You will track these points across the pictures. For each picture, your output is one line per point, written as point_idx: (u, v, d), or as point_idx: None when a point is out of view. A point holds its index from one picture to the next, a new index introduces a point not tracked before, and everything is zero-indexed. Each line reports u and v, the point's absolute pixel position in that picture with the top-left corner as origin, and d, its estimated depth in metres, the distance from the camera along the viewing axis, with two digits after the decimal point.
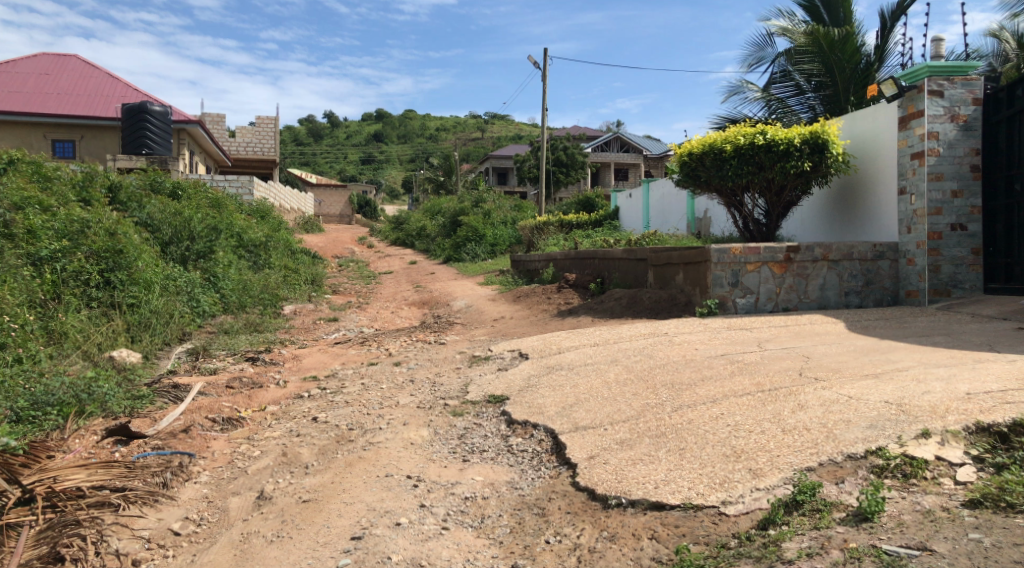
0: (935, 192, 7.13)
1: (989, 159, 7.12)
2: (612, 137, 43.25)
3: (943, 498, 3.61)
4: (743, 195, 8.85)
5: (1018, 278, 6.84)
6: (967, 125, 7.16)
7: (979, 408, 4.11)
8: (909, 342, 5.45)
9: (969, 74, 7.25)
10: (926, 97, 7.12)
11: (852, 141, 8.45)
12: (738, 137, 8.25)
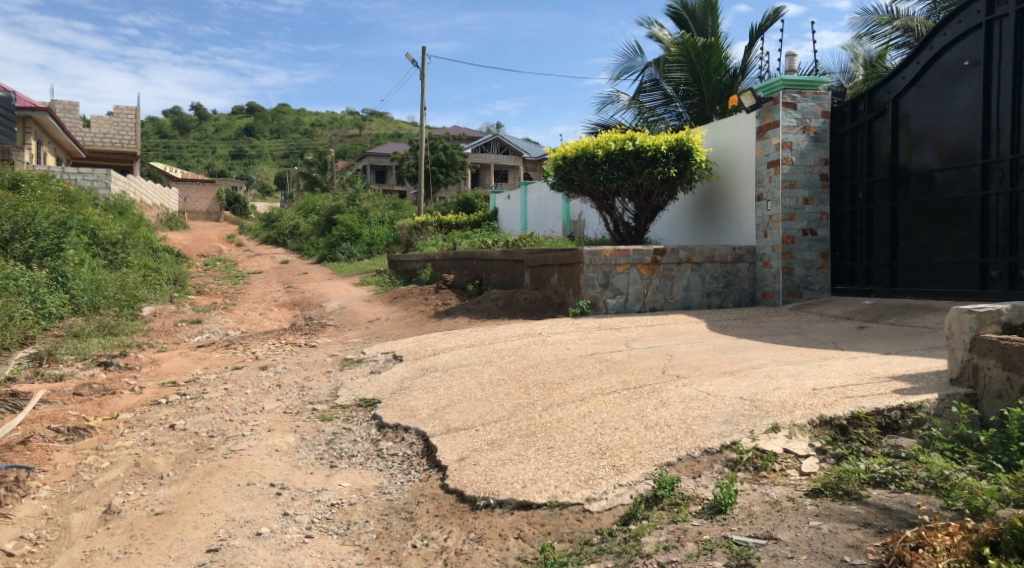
0: (789, 199, 7.55)
1: (835, 169, 7.65)
2: (493, 139, 43.73)
3: (789, 488, 3.82)
4: (613, 199, 9.07)
5: (860, 280, 7.39)
6: (817, 136, 7.63)
7: (823, 403, 4.36)
8: (764, 341, 5.75)
9: (818, 89, 7.72)
10: (781, 108, 7.50)
11: (714, 150, 8.84)
12: (609, 143, 8.47)
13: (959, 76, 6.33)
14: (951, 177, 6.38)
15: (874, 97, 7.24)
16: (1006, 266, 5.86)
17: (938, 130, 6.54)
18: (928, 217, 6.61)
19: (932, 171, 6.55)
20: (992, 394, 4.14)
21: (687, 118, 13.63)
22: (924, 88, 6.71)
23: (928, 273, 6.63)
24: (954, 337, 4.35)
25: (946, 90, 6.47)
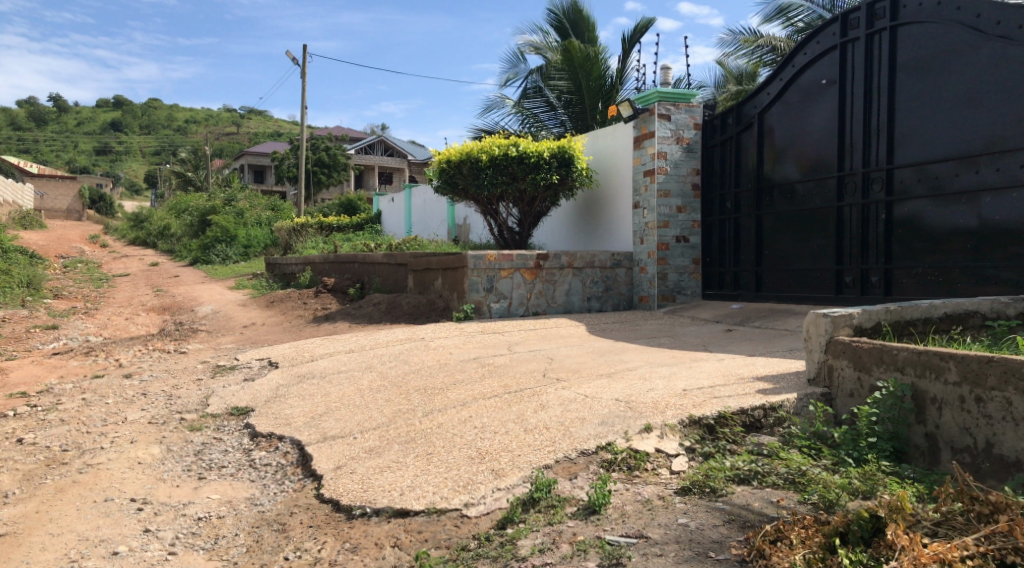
0: (663, 207, 7.84)
1: (706, 179, 8.01)
2: (376, 140, 43.28)
3: (660, 487, 3.94)
4: (497, 204, 9.14)
5: (728, 285, 7.76)
6: (689, 147, 7.96)
7: (693, 403, 4.53)
8: (639, 344, 5.92)
9: (692, 101, 8.04)
10: (655, 119, 7.80)
11: (595, 158, 9.08)
12: (493, 148, 8.54)
13: (817, 94, 6.74)
14: (810, 189, 6.78)
15: (742, 111, 7.62)
16: (858, 273, 6.24)
17: (798, 145, 6.94)
18: (789, 226, 7.01)
19: (794, 182, 6.95)
20: (845, 393, 4.42)
21: (569, 124, 14.08)
22: (786, 104, 7.11)
23: (789, 279, 7.02)
24: (812, 339, 4.61)
25: (805, 106, 6.87)
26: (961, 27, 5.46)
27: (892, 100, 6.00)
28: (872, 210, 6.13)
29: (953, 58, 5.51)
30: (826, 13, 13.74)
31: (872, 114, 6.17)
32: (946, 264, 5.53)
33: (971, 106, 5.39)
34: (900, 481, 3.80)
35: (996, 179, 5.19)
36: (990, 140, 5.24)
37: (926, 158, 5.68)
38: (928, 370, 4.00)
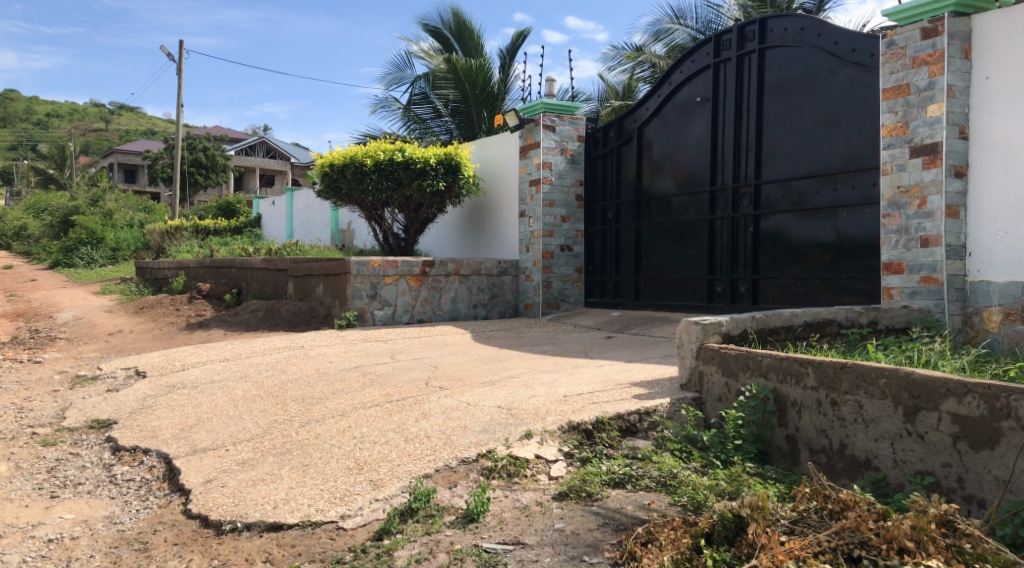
0: (548, 216, 7.98)
1: (588, 190, 8.22)
2: (258, 142, 42.01)
3: (538, 493, 3.98)
4: (382, 209, 8.99)
5: (610, 293, 7.98)
6: (573, 158, 8.14)
7: (573, 409, 4.61)
8: (523, 351, 5.99)
9: (574, 114, 8.22)
10: (541, 130, 7.91)
11: (481, 166, 9.17)
12: (378, 153, 8.45)
13: (691, 110, 7.03)
14: (685, 202, 7.06)
15: (623, 125, 7.87)
16: (729, 283, 6.54)
17: (674, 159, 7.22)
18: (666, 237, 7.27)
19: (670, 196, 7.23)
20: (714, 397, 4.63)
21: (455, 132, 15.49)
22: (662, 120, 7.38)
23: (665, 288, 7.28)
24: (684, 346, 4.78)
25: (680, 123, 7.16)
26: (821, 52, 5.82)
27: (759, 119, 6.33)
28: (741, 223, 6.44)
29: (814, 82, 5.86)
30: (700, 36, 14.45)
31: (741, 132, 6.49)
32: (807, 275, 5.87)
33: (830, 127, 5.75)
34: (763, 482, 3.99)
35: (852, 197, 5.54)
36: (846, 159, 5.60)
37: (790, 175, 6.02)
38: (789, 376, 4.25)
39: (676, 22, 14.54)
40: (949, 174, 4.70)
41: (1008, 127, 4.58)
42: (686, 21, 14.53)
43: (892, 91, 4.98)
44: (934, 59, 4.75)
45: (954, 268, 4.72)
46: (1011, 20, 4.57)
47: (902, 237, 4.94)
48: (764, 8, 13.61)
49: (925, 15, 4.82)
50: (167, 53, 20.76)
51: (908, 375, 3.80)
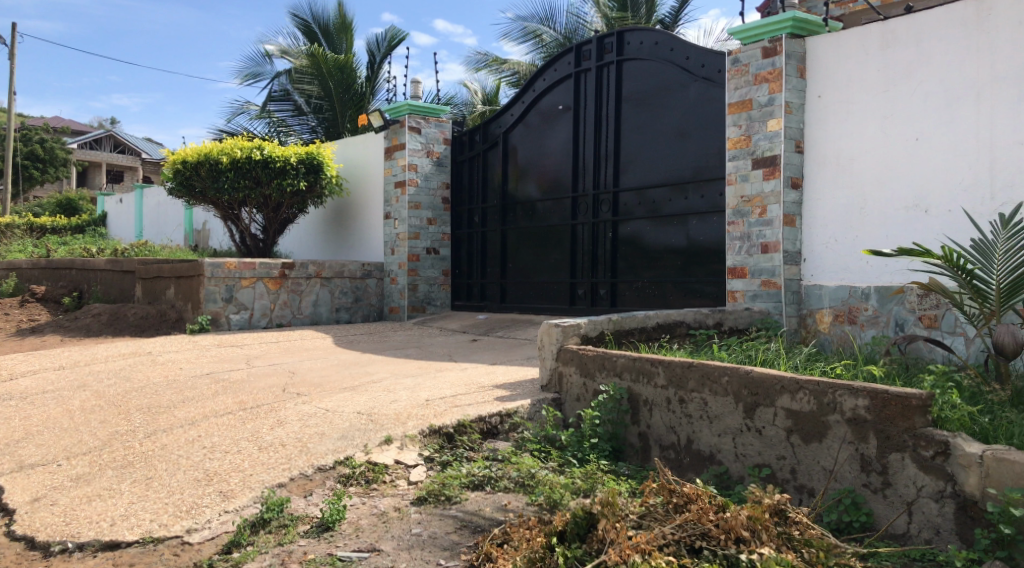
0: (413, 219, 7.95)
1: (455, 194, 8.28)
2: (106, 135, 39.33)
3: (397, 498, 3.94)
4: (239, 209, 8.67)
5: (476, 296, 8.06)
6: (439, 161, 8.17)
7: (434, 413, 4.59)
8: (386, 355, 5.94)
9: (440, 116, 8.24)
10: (405, 131, 7.89)
11: (344, 166, 9.09)
12: (235, 150, 8.15)
13: (553, 118, 7.19)
14: (548, 208, 7.23)
15: (488, 130, 7.95)
16: (589, 286, 6.74)
17: (537, 165, 7.37)
18: (530, 241, 7.43)
19: (534, 201, 7.37)
20: (573, 397, 4.76)
21: (318, 130, 15.70)
22: (526, 127, 7.51)
23: (529, 291, 7.43)
24: (546, 348, 4.88)
25: (544, 129, 7.31)
26: (673, 66, 6.08)
27: (618, 129, 6.56)
28: (601, 228, 6.65)
29: (667, 94, 6.14)
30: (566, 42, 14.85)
31: (600, 141, 6.69)
32: (661, 279, 6.12)
33: (682, 138, 6.03)
34: (616, 478, 4.13)
35: (701, 205, 5.84)
36: (696, 169, 5.89)
37: (645, 184, 6.26)
38: (641, 375, 4.45)
39: (544, 23, 14.83)
40: (786, 186, 5.04)
41: (837, 143, 4.97)
42: (554, 24, 14.88)
43: (737, 106, 5.28)
44: (774, 77, 5.08)
45: (791, 272, 5.07)
46: (840, 45, 4.96)
47: (745, 243, 5.24)
48: (625, 19, 14.22)
49: (765, 35, 5.15)
50: (1, 36, 18.97)
51: (747, 373, 4.04)
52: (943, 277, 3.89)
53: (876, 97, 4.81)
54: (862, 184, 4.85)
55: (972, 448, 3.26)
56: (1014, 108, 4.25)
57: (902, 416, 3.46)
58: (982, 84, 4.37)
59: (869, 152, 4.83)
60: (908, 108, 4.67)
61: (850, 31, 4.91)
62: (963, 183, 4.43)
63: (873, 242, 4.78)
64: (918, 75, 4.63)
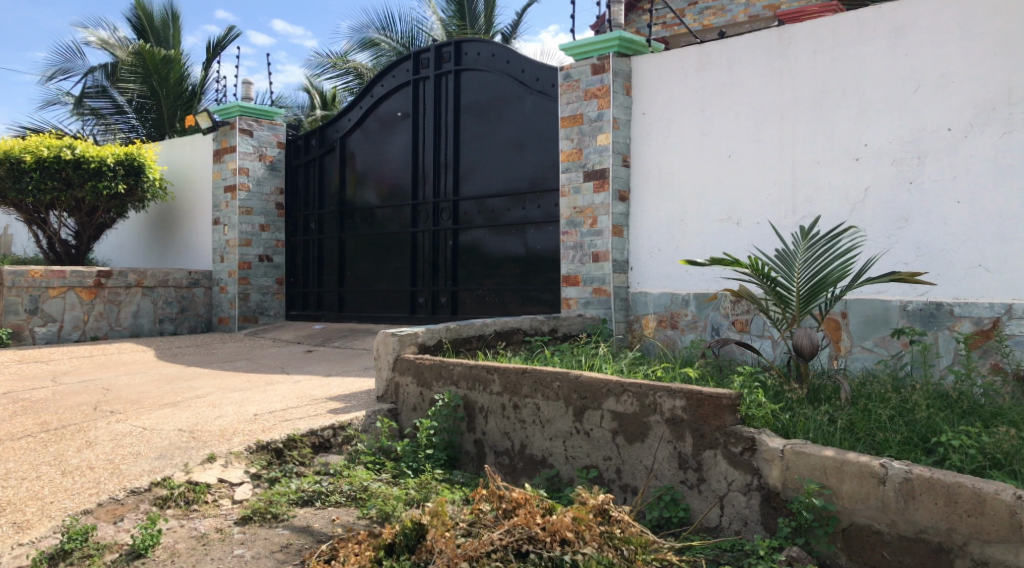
0: (245, 225, 7.79)
1: (289, 199, 8.14)
2: None
3: (219, 519, 3.74)
4: (47, 213, 8.06)
5: (312, 305, 7.91)
6: (272, 165, 8.05)
7: (262, 428, 4.42)
8: (213, 370, 5.69)
9: (274, 119, 8.15)
10: (236, 134, 7.74)
11: (169, 168, 8.74)
12: (40, 149, 7.55)
13: (392, 124, 7.15)
14: (387, 215, 7.17)
15: (325, 134, 7.83)
16: (430, 294, 6.74)
17: (376, 171, 7.30)
18: (369, 248, 7.33)
19: (372, 208, 7.30)
20: (409, 407, 4.73)
21: (141, 128, 15.06)
22: (364, 132, 7.43)
23: (368, 300, 7.33)
24: (382, 357, 4.84)
25: (382, 135, 7.25)
26: (509, 78, 6.20)
27: (457, 138, 6.60)
28: (441, 237, 6.68)
29: (506, 106, 6.24)
30: (404, 50, 14.81)
31: (440, 148, 6.72)
32: (500, 287, 6.24)
33: (518, 150, 6.15)
34: (450, 487, 4.14)
35: (537, 215, 5.98)
36: (533, 180, 6.02)
37: (484, 193, 6.35)
38: (477, 383, 4.50)
39: (381, 33, 14.69)
40: (614, 198, 5.27)
41: (659, 159, 5.25)
42: (391, 34, 14.76)
43: (569, 120, 5.46)
44: (602, 93, 5.30)
45: (619, 280, 5.30)
46: (662, 65, 5.24)
47: (578, 252, 5.42)
48: (465, 31, 14.56)
49: (594, 52, 5.37)
50: None
51: (577, 377, 4.16)
52: (752, 284, 4.16)
53: (694, 116, 5.12)
54: (682, 198, 5.15)
55: (774, 443, 3.50)
56: (812, 131, 4.66)
57: (715, 415, 3.68)
58: (784, 106, 4.77)
59: (688, 168, 5.13)
60: (720, 127, 5.01)
61: (670, 53, 5.20)
62: (769, 199, 4.80)
63: (691, 251, 5.09)
64: (730, 96, 4.98)
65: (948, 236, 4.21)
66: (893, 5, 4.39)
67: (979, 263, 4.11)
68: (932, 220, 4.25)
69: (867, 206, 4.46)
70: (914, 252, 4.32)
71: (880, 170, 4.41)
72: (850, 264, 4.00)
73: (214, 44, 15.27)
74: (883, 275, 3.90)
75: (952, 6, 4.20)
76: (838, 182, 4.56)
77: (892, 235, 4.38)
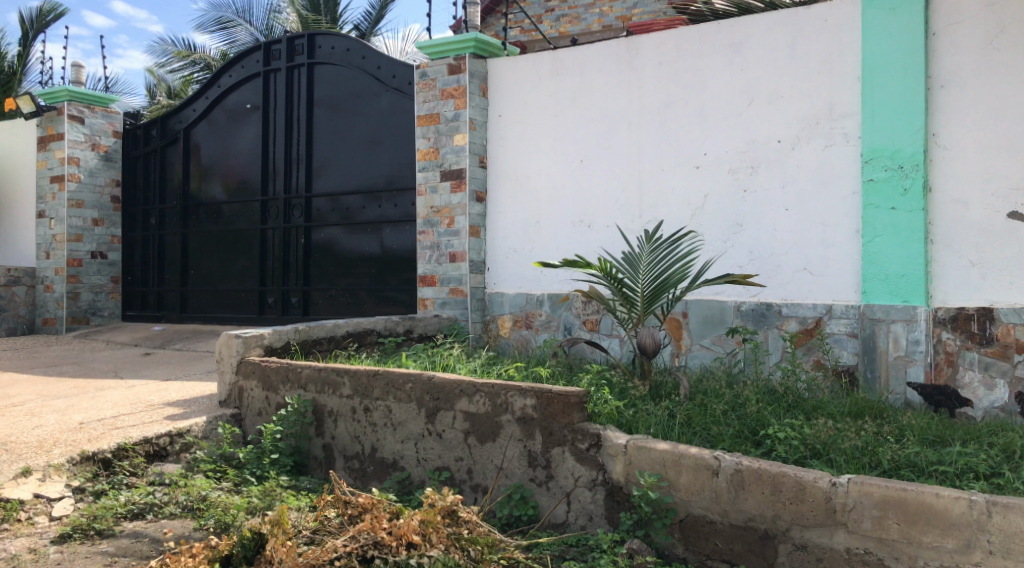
0: (75, 218, 7.32)
1: (127, 193, 7.71)
2: None
3: (32, 538, 3.41)
4: None
5: (151, 305, 7.50)
6: (107, 155, 7.62)
7: (87, 438, 4.10)
8: (32, 377, 5.26)
9: (109, 107, 7.70)
10: (66, 120, 7.28)
11: None
12: None
13: (241, 116, 6.86)
14: (234, 210, 6.88)
15: (167, 124, 7.42)
16: (279, 294, 6.51)
17: (223, 165, 6.99)
18: (216, 246, 7.00)
19: (219, 203, 6.98)
20: (253, 412, 4.57)
21: None
22: (210, 124, 7.09)
23: (213, 300, 7.01)
24: (224, 361, 4.66)
25: (230, 127, 6.94)
26: (363, 74, 6.10)
27: (310, 133, 6.43)
28: (293, 234, 6.48)
29: (360, 102, 6.13)
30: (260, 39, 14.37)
31: (292, 143, 6.52)
32: (354, 287, 6.12)
33: (372, 147, 6.06)
34: (295, 494, 3.99)
35: (393, 214, 5.92)
36: (388, 178, 5.95)
37: (338, 190, 6.21)
38: (326, 386, 4.38)
39: (237, 17, 14.26)
40: (471, 199, 5.31)
41: (515, 161, 5.32)
42: (250, 18, 14.34)
43: (426, 118, 5.47)
44: (459, 93, 5.33)
45: (475, 281, 5.33)
46: (517, 69, 5.31)
47: (435, 252, 5.42)
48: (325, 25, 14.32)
49: (451, 53, 5.40)
50: None
51: (429, 378, 4.11)
52: (600, 284, 4.28)
53: (547, 120, 5.21)
54: (536, 200, 5.24)
55: (618, 439, 3.59)
56: (657, 139, 4.85)
57: (563, 413, 3.73)
58: (632, 114, 4.94)
59: (542, 172, 5.23)
60: (572, 131, 5.13)
61: (525, 57, 5.28)
62: (617, 204, 4.96)
63: (545, 253, 5.19)
64: (581, 103, 5.10)
65: (777, 241, 4.50)
66: (730, 22, 4.64)
67: (804, 266, 4.42)
68: (763, 226, 4.54)
69: (706, 212, 4.69)
70: (747, 255, 4.60)
71: (717, 178, 4.66)
72: (689, 267, 4.19)
73: (35, 19, 14.16)
74: (719, 277, 4.09)
75: (781, 25, 4.49)
76: (680, 188, 4.77)
77: (728, 239, 4.64)
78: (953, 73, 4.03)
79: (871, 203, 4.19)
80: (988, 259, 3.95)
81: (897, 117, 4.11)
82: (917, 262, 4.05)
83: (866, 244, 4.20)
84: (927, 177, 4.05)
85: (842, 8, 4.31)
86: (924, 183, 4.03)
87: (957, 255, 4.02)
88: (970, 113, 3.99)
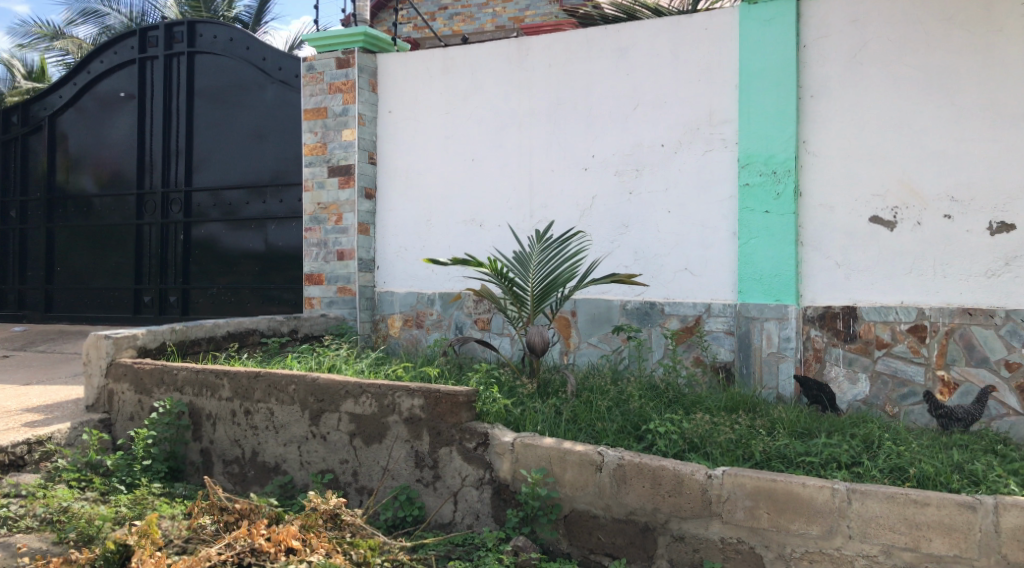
0: None
1: None
2: None
3: None
4: None
5: (12, 304, 7.03)
6: None
7: None
8: None
9: None
10: None
11: None
12: None
13: (113, 105, 6.50)
14: (107, 204, 6.52)
15: (29, 111, 6.94)
16: (157, 292, 6.23)
17: (94, 156, 6.61)
18: (87, 241, 6.62)
19: (89, 196, 6.60)
20: (125, 416, 4.35)
21: None
22: (79, 112, 6.69)
23: (83, 298, 6.63)
24: (92, 363, 4.40)
25: (102, 116, 6.56)
26: (246, 65, 5.90)
27: (190, 125, 6.18)
28: (171, 230, 6.21)
29: (244, 94, 5.92)
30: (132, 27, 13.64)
31: (171, 134, 6.24)
32: (236, 285, 5.92)
33: (256, 141, 5.88)
34: (169, 502, 3.80)
35: (279, 210, 5.76)
36: (273, 173, 5.78)
37: (221, 184, 5.99)
38: (204, 388, 4.21)
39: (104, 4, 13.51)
40: (360, 196, 5.22)
41: (406, 159, 5.27)
42: (117, 5, 13.62)
43: (314, 112, 5.35)
44: (347, 88, 5.24)
45: (364, 279, 5.25)
46: (409, 65, 5.27)
47: (322, 250, 5.33)
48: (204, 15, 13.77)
49: (340, 46, 5.30)
50: None
51: (313, 380, 4.01)
52: (490, 283, 4.29)
53: (439, 118, 5.19)
54: (427, 198, 5.21)
55: (505, 437, 3.60)
56: (546, 140, 4.91)
57: (450, 412, 3.71)
58: (522, 114, 4.98)
59: (433, 170, 5.19)
60: (464, 130, 5.12)
61: (416, 53, 5.24)
62: (508, 203, 4.99)
63: (435, 251, 5.16)
64: (473, 102, 5.10)
65: (659, 242, 4.63)
66: (616, 26, 4.74)
67: (685, 267, 4.57)
68: (647, 227, 4.66)
69: (594, 213, 4.79)
70: (632, 256, 4.71)
71: (604, 179, 4.76)
72: (576, 267, 4.25)
73: None
74: (605, 276, 4.16)
75: (664, 32, 4.62)
76: (568, 189, 4.85)
77: (614, 239, 4.74)
78: (820, 84, 4.27)
79: (746, 206, 4.37)
80: (852, 260, 4.20)
81: (771, 124, 4.31)
82: (788, 263, 4.26)
83: (741, 245, 4.39)
84: (797, 183, 4.27)
85: (720, 17, 4.48)
86: (794, 188, 4.25)
87: (824, 257, 4.26)
88: (837, 122, 4.23)
